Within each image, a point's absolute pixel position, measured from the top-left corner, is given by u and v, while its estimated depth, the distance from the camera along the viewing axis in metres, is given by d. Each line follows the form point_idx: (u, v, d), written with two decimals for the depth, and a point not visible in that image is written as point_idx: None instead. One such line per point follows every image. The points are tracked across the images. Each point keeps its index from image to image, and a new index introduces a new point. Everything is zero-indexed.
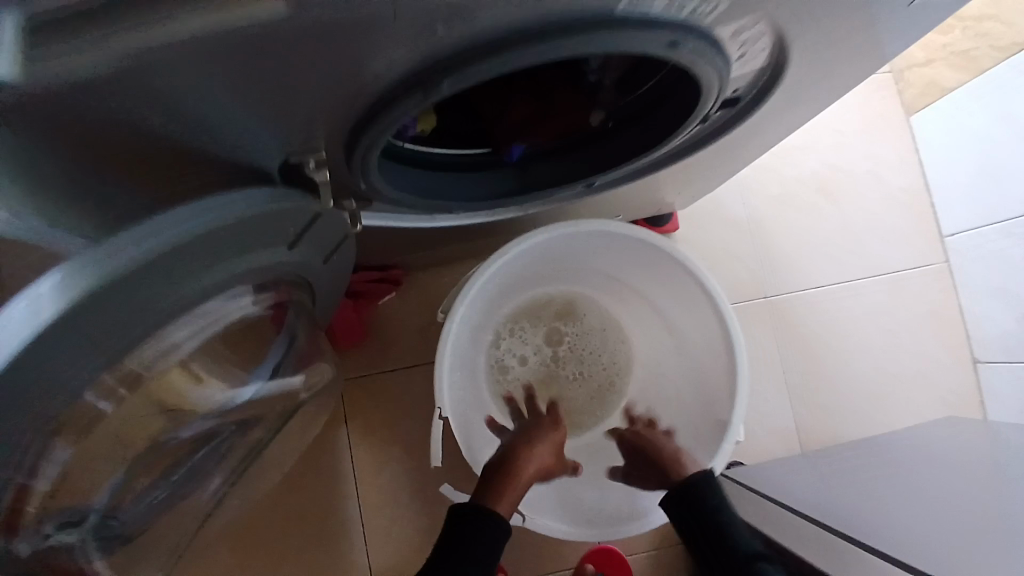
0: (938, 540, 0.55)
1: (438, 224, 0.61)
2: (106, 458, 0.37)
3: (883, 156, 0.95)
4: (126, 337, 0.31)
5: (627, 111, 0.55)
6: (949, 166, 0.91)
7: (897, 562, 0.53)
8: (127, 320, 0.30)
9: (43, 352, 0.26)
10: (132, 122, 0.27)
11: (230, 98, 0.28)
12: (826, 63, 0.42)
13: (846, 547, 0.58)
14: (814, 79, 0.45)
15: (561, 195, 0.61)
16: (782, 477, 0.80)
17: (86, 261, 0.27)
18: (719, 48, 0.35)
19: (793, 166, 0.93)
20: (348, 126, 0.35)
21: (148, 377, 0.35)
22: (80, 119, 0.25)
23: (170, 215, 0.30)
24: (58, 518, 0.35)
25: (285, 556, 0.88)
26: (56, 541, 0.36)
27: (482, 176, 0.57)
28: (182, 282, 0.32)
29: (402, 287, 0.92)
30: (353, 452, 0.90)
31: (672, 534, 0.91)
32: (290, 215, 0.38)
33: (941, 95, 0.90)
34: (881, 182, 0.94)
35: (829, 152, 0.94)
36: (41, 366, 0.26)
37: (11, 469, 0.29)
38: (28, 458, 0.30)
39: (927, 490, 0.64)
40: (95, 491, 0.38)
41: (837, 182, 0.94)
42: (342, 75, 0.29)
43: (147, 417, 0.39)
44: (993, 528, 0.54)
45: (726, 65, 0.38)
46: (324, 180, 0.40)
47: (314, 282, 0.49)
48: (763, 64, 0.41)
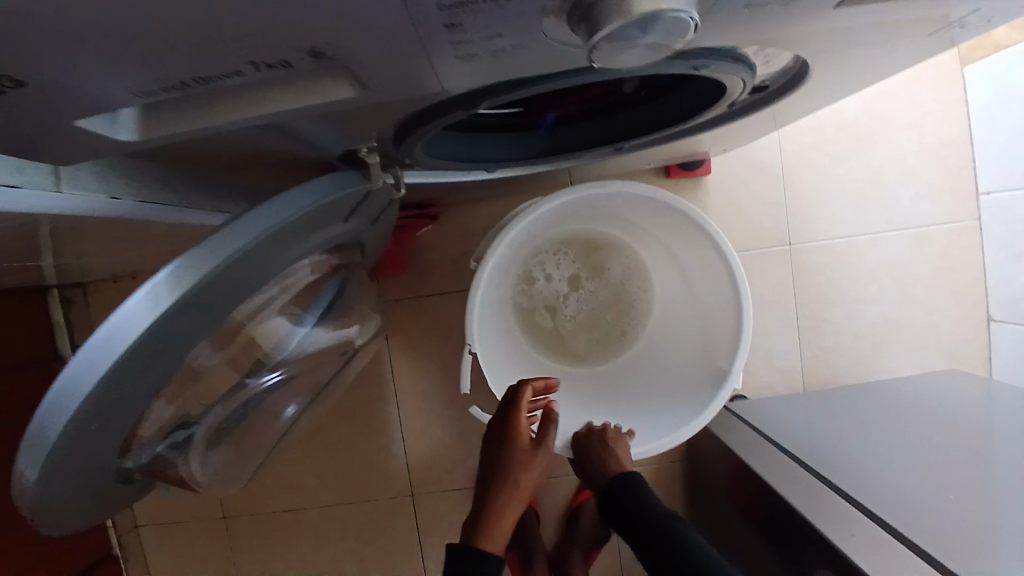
0: (910, 494, 0.64)
1: (474, 177, 0.66)
2: (200, 388, 0.47)
3: (926, 108, 0.95)
4: (217, 307, 0.40)
5: (659, 82, 0.55)
6: (990, 124, 0.91)
7: (870, 515, 0.62)
8: (215, 297, 0.39)
9: (159, 328, 0.36)
10: (219, 132, 0.32)
11: (298, 118, 0.33)
12: (853, 61, 0.44)
13: (826, 490, 0.67)
14: (841, 71, 0.46)
15: (591, 155, 0.63)
16: (775, 414, 0.88)
17: (187, 261, 0.35)
18: (740, 62, 0.39)
19: (832, 111, 0.95)
20: (401, 122, 0.41)
21: (234, 326, 0.45)
22: (182, 138, 0.31)
23: (244, 219, 0.37)
24: (167, 429, 0.46)
25: (337, 446, 1.03)
26: (166, 446, 0.47)
27: (515, 136, 0.59)
28: (256, 265, 0.41)
29: (441, 219, 0.98)
30: (394, 365, 1.01)
31: (675, 453, 1.02)
32: (345, 199, 0.44)
33: (994, 51, 0.88)
34: (920, 135, 0.95)
35: (872, 99, 0.95)
36: (158, 334, 0.36)
37: (136, 396, 0.39)
38: (147, 388, 0.40)
39: (908, 445, 0.72)
40: (192, 413, 0.48)
41: (874, 129, 0.95)
42: (392, 101, 0.33)
43: (229, 356, 0.48)
44: (958, 486, 0.63)
45: (748, 68, 0.41)
46: (375, 162, 0.45)
47: (364, 239, 0.55)
48: (789, 62, 0.43)
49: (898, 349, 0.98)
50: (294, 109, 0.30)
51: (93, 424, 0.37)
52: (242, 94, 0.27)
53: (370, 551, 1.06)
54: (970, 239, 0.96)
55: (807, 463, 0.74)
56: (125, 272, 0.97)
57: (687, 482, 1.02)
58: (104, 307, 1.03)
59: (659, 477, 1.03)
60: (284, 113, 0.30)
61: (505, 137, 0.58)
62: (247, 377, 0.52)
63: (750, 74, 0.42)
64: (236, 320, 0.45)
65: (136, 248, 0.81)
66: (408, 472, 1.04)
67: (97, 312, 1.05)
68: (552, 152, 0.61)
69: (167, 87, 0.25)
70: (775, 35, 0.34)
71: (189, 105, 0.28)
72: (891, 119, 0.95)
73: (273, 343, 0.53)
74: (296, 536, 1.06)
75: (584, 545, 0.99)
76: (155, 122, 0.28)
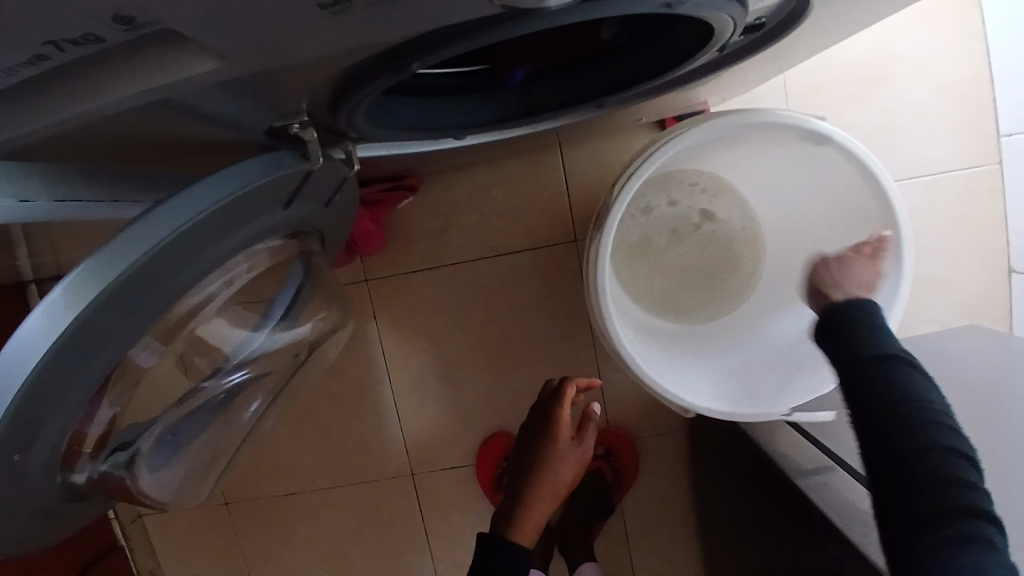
0: None
1: (444, 146, 0.60)
2: (144, 397, 0.43)
3: (942, 42, 0.87)
4: (147, 313, 0.35)
5: (641, 26, 0.49)
6: (1013, 54, 0.83)
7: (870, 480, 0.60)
8: (139, 305, 0.34)
9: (72, 350, 0.31)
10: (104, 119, 0.28)
11: (193, 90, 0.28)
12: None
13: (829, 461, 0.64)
14: (844, 1, 0.40)
15: (571, 113, 0.57)
16: None
17: (96, 266, 0.30)
18: None
19: (839, 51, 0.87)
20: (331, 87, 0.36)
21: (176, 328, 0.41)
22: (54, 130, 0.26)
23: (159, 213, 0.32)
24: (110, 448, 0.42)
25: (332, 428, 1.01)
26: (111, 465, 0.42)
27: (483, 97, 0.53)
28: (187, 265, 0.35)
29: (422, 189, 0.92)
30: (384, 344, 0.98)
31: (679, 420, 0.99)
32: (283, 181, 0.38)
33: None
34: (935, 72, 0.87)
35: (883, 34, 0.87)
36: (79, 355, 0.32)
37: (63, 423, 0.35)
38: (75, 413, 0.36)
39: None
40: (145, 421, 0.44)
41: (886, 67, 0.87)
42: (302, 65, 0.28)
43: (168, 363, 0.43)
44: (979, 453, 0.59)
45: (737, 2, 0.35)
46: (313, 138, 0.39)
47: (320, 224, 0.50)
48: None
49: (912, 304, 0.93)
50: (177, 89, 0.26)
51: (15, 456, 0.33)
52: (109, 66, 0.23)
53: (374, 532, 1.05)
54: (990, 183, 0.89)
55: (806, 430, 0.71)
56: None
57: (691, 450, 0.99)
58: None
59: (663, 447, 1.00)
60: (169, 93, 0.26)
61: (473, 98, 0.53)
62: (204, 380, 0.48)
63: (741, 9, 0.36)
64: (175, 322, 0.40)
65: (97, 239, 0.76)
66: (406, 451, 1.01)
67: None
68: (527, 113, 0.55)
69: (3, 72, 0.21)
70: None
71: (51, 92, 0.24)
72: (905, 55, 0.87)
73: (225, 344, 0.49)
74: (299, 520, 1.05)
75: (589, 518, 0.97)
76: (8, 116, 0.24)
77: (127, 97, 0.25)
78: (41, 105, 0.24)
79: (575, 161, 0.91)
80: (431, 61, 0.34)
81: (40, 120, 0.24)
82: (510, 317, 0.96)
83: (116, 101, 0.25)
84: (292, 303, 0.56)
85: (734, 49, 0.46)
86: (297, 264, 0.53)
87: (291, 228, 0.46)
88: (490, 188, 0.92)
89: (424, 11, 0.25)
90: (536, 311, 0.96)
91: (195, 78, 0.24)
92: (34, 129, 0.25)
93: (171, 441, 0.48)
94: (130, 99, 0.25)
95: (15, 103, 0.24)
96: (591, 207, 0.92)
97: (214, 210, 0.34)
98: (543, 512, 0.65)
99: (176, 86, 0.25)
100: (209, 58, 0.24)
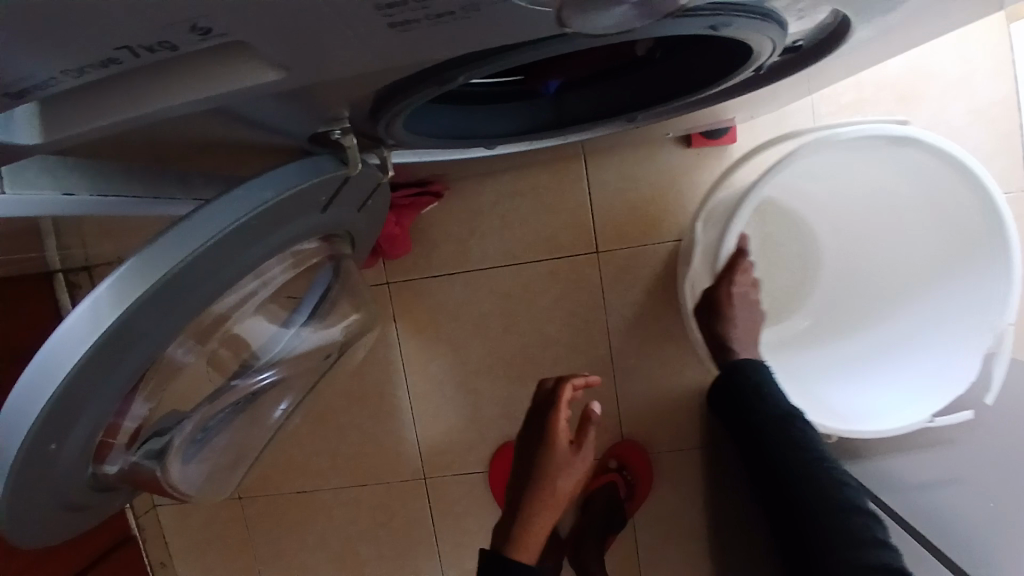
0: None
1: (475, 154, 0.60)
2: (179, 391, 0.44)
3: (978, 65, 0.86)
4: (184, 312, 0.36)
5: (678, 43, 0.49)
6: None
7: None
8: (178, 302, 0.34)
9: (114, 345, 0.32)
10: (156, 122, 0.28)
11: (244, 99, 0.28)
12: (899, 16, 0.37)
13: None
14: (885, 28, 0.40)
15: (602, 127, 0.57)
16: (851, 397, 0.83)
17: (143, 264, 0.31)
18: (767, 19, 0.33)
19: (871, 71, 0.86)
20: (372, 97, 0.37)
21: (210, 326, 0.41)
22: (107, 134, 0.27)
23: (204, 212, 0.33)
24: (142, 443, 0.43)
25: (348, 428, 1.02)
26: (141, 460, 0.43)
27: (517, 107, 0.54)
28: (225, 265, 0.36)
29: (447, 196, 0.93)
30: (403, 347, 0.98)
31: (695, 438, 0.98)
32: (321, 186, 0.39)
33: None
34: (969, 96, 0.86)
35: (916, 57, 0.86)
36: (119, 348, 0.33)
37: (100, 416, 0.36)
38: (114, 406, 0.37)
39: None
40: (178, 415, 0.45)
41: (919, 88, 0.86)
42: (350, 78, 0.28)
43: (203, 362, 0.44)
44: None
45: (778, 25, 0.35)
46: (352, 145, 0.40)
47: (352, 228, 0.51)
48: (827, 19, 0.37)
49: None
50: (228, 99, 0.26)
51: (53, 445, 0.34)
52: (165, 77, 0.24)
53: (384, 534, 1.05)
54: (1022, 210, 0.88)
55: None
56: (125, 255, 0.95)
57: (705, 469, 0.98)
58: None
59: (678, 464, 0.99)
60: (220, 102, 0.26)
61: (506, 107, 0.53)
62: (233, 378, 0.49)
63: (782, 33, 0.36)
64: (210, 320, 0.41)
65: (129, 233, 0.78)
66: (420, 455, 1.02)
67: None
68: (558, 124, 0.56)
69: (63, 77, 0.22)
70: None
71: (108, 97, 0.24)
72: (939, 77, 0.86)
73: (255, 341, 0.50)
74: (311, 518, 1.05)
75: (600, 531, 0.97)
76: (61, 119, 0.25)
77: (181, 105, 0.25)
78: (94, 109, 0.25)
79: (600, 172, 0.91)
80: (474, 75, 0.35)
81: (92, 123, 0.25)
82: (529, 326, 0.96)
83: (167, 108, 0.25)
84: (318, 304, 0.56)
85: (767, 72, 0.47)
86: (326, 267, 0.54)
87: (322, 232, 0.46)
88: (514, 196, 0.93)
89: (473, 33, 0.26)
90: (556, 321, 0.96)
91: (248, 90, 0.25)
92: (86, 131, 0.25)
93: (199, 439, 0.48)
94: (182, 107, 0.25)
95: (70, 106, 0.24)
96: (615, 219, 0.92)
97: (255, 212, 0.34)
98: (545, 519, 0.65)
99: (227, 96, 0.26)
100: (265, 73, 0.24)
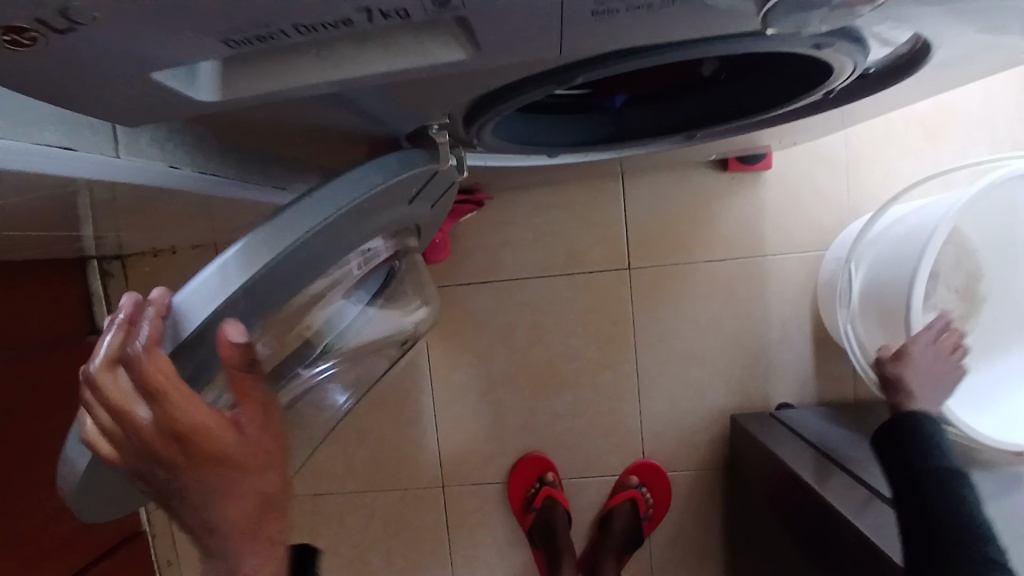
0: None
1: (533, 164, 0.62)
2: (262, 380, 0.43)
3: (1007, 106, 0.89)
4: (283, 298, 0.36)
5: (742, 64, 0.51)
6: None
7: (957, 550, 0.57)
8: (286, 285, 0.34)
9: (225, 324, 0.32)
10: (301, 101, 0.29)
11: (379, 87, 0.30)
12: (970, 47, 0.40)
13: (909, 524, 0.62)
14: (952, 59, 0.42)
15: (660, 143, 0.59)
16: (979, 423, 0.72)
17: (263, 238, 0.31)
18: (859, 42, 0.35)
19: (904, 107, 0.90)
20: (476, 98, 0.38)
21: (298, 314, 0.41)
22: (259, 107, 0.28)
23: (318, 194, 0.33)
24: None
25: (369, 432, 1.02)
26: None
27: (582, 120, 0.56)
28: (327, 252, 0.37)
29: (485, 206, 0.95)
30: (430, 354, 0.99)
31: (715, 459, 0.98)
32: (414, 178, 0.41)
33: None
34: (997, 135, 0.89)
35: (948, 95, 0.90)
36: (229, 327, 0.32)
37: None
38: None
39: None
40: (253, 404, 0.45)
41: (950, 126, 0.89)
42: (478, 73, 0.30)
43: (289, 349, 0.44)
44: None
45: (863, 51, 0.37)
46: (445, 142, 0.42)
47: (421, 224, 0.53)
48: (905, 45, 0.39)
49: None
50: (389, 81, 0.27)
51: None
52: (344, 57, 0.25)
53: (398, 542, 1.04)
54: None
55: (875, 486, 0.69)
56: (161, 246, 0.95)
57: (725, 491, 0.99)
58: (141, 282, 1.03)
59: (697, 484, 0.99)
60: (379, 83, 0.27)
61: (572, 119, 0.55)
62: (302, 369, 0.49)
63: (865, 56, 0.38)
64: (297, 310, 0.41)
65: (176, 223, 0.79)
66: (440, 463, 1.01)
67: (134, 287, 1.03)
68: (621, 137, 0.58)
69: (254, 44, 0.22)
70: (900, 14, 0.31)
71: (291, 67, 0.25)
72: (970, 115, 0.89)
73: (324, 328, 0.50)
74: (324, 523, 1.05)
75: (618, 548, 0.96)
76: (237, 78, 0.25)
77: (354, 80, 0.26)
78: (274, 75, 0.25)
79: (635, 190, 0.93)
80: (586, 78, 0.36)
81: (269, 86, 0.25)
82: (558, 338, 0.97)
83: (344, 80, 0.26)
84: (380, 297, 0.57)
85: (838, 95, 0.48)
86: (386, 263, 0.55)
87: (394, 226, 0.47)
88: (550, 209, 0.95)
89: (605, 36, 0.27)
90: (583, 334, 0.97)
91: (405, 75, 0.26)
92: (254, 96, 0.26)
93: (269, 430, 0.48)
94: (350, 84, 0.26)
95: (254, 70, 0.24)
96: (648, 238, 0.94)
97: (362, 198, 0.35)
98: None
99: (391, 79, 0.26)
100: (439, 57, 0.25)
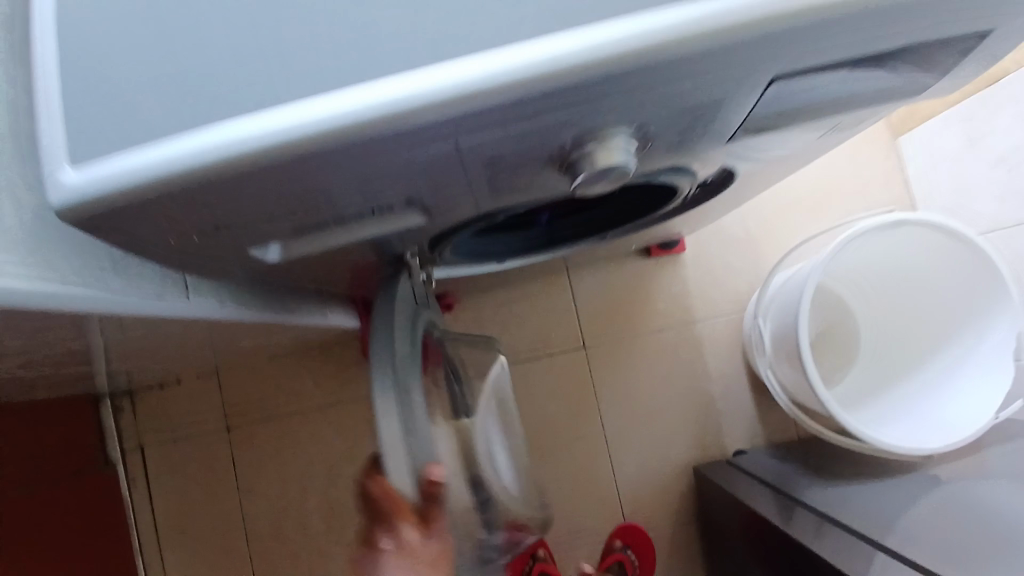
0: (971, 556, 0.62)
1: (487, 269, 0.79)
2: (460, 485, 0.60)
3: (871, 173, 1.13)
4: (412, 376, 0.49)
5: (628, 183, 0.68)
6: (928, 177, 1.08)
7: (896, 558, 0.65)
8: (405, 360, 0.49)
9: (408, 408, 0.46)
10: (319, 257, 0.44)
11: (368, 243, 0.46)
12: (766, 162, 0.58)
13: (855, 541, 0.70)
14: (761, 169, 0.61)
15: (583, 244, 0.77)
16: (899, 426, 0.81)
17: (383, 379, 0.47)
18: (681, 171, 0.52)
19: (793, 183, 1.12)
20: (433, 235, 0.54)
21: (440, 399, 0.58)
22: (293, 263, 0.43)
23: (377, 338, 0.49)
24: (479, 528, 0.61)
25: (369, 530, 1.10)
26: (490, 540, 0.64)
27: (519, 234, 0.73)
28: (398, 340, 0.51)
29: (457, 309, 1.10)
30: None
31: (686, 513, 1.08)
32: (398, 295, 0.55)
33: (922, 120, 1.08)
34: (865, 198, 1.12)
35: (825, 169, 1.13)
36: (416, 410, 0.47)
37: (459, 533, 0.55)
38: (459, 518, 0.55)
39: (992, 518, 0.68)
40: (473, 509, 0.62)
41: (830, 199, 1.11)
42: (431, 225, 0.46)
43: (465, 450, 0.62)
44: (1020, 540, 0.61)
45: (690, 174, 0.54)
46: (416, 265, 0.58)
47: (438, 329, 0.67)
48: (719, 167, 0.57)
49: None
50: (380, 235, 0.41)
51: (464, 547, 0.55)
52: (353, 229, 0.38)
53: None
54: None
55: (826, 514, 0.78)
56: (171, 375, 1.07)
57: (699, 544, 1.07)
58: (151, 412, 1.13)
59: (674, 540, 1.08)
60: (373, 239, 0.42)
61: (511, 234, 0.73)
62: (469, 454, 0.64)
63: (693, 176, 0.55)
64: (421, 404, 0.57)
65: (191, 352, 0.91)
66: None
67: (144, 418, 1.13)
68: (551, 243, 0.75)
69: (297, 233, 0.36)
70: (695, 159, 0.49)
71: (317, 240, 0.38)
72: (844, 182, 1.12)
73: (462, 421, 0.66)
74: None
75: None
76: (290, 247, 0.39)
77: (355, 239, 0.40)
78: (310, 243, 0.39)
79: (584, 280, 1.11)
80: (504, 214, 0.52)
81: (308, 248, 0.39)
82: (534, 416, 1.09)
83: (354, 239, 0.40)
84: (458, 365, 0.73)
85: (703, 193, 0.65)
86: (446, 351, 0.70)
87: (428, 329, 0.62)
88: (512, 305, 1.10)
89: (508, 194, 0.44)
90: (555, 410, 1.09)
91: (386, 233, 0.41)
92: (296, 254, 0.40)
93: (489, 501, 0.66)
94: (355, 242, 0.40)
95: (295, 243, 0.38)
96: (597, 320, 1.10)
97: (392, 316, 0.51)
98: None
99: (380, 234, 0.41)
100: (409, 220, 0.40)
